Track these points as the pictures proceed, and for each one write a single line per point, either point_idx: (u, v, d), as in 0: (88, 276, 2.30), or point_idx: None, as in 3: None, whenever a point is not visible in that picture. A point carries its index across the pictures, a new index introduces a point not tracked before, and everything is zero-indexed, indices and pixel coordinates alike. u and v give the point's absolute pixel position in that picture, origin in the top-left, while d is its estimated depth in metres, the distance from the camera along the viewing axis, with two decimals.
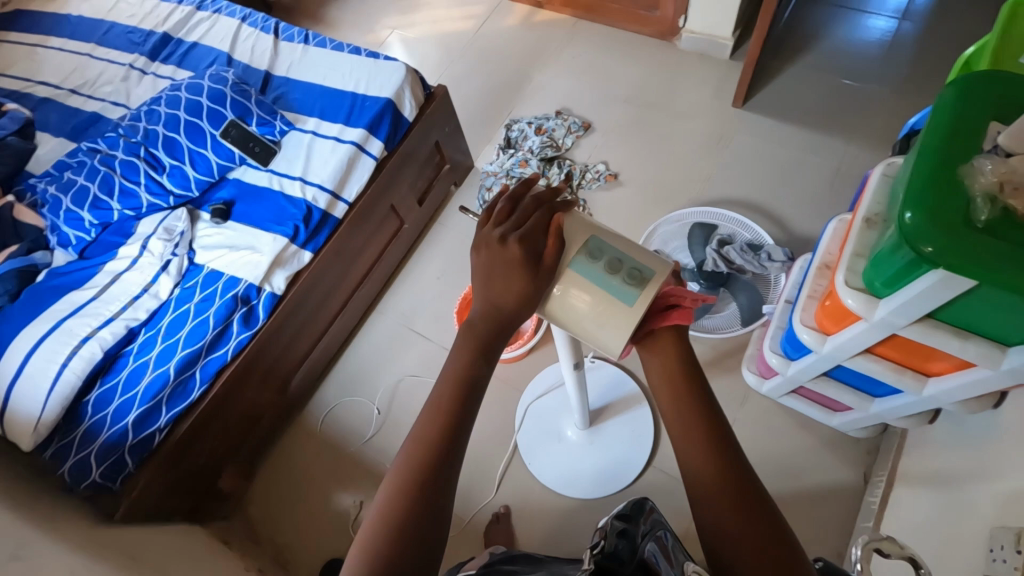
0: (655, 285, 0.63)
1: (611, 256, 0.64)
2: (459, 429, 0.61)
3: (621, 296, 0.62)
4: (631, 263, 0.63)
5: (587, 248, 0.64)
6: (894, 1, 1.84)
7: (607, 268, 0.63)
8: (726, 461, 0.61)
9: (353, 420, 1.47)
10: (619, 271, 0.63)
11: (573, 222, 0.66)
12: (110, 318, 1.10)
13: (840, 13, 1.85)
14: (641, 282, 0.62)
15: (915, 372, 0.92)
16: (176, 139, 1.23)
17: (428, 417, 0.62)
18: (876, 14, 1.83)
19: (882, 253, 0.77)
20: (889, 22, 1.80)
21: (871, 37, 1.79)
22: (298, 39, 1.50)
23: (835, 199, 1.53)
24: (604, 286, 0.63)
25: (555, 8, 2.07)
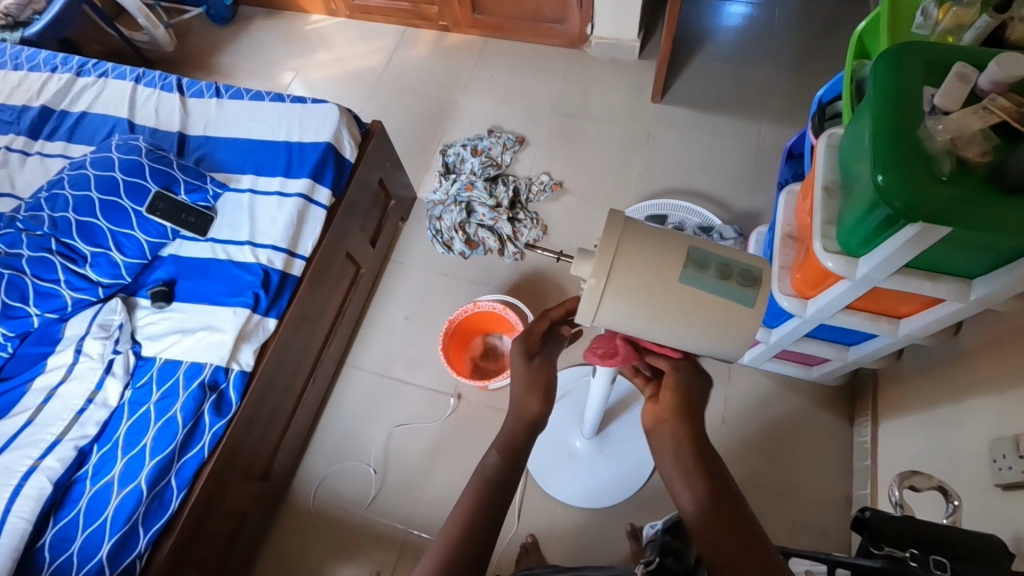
0: (764, 279, 0.64)
1: (717, 262, 0.63)
2: (497, 507, 0.67)
3: (742, 299, 0.62)
4: (739, 264, 0.63)
5: (692, 260, 0.63)
6: None
7: (719, 275, 0.63)
8: (707, 457, 0.67)
9: (348, 487, 1.36)
10: (731, 276, 0.63)
11: (668, 242, 0.63)
12: (54, 442, 0.94)
13: (725, 7, 2.01)
14: (755, 281, 0.63)
15: (887, 316, 1.01)
16: (93, 223, 1.08)
17: (468, 495, 0.67)
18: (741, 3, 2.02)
19: (856, 216, 0.83)
20: (746, 8, 2.01)
21: (756, 24, 1.96)
22: (208, 93, 1.38)
23: (761, 175, 1.65)
24: (726, 296, 0.62)
25: (462, 31, 2.07)
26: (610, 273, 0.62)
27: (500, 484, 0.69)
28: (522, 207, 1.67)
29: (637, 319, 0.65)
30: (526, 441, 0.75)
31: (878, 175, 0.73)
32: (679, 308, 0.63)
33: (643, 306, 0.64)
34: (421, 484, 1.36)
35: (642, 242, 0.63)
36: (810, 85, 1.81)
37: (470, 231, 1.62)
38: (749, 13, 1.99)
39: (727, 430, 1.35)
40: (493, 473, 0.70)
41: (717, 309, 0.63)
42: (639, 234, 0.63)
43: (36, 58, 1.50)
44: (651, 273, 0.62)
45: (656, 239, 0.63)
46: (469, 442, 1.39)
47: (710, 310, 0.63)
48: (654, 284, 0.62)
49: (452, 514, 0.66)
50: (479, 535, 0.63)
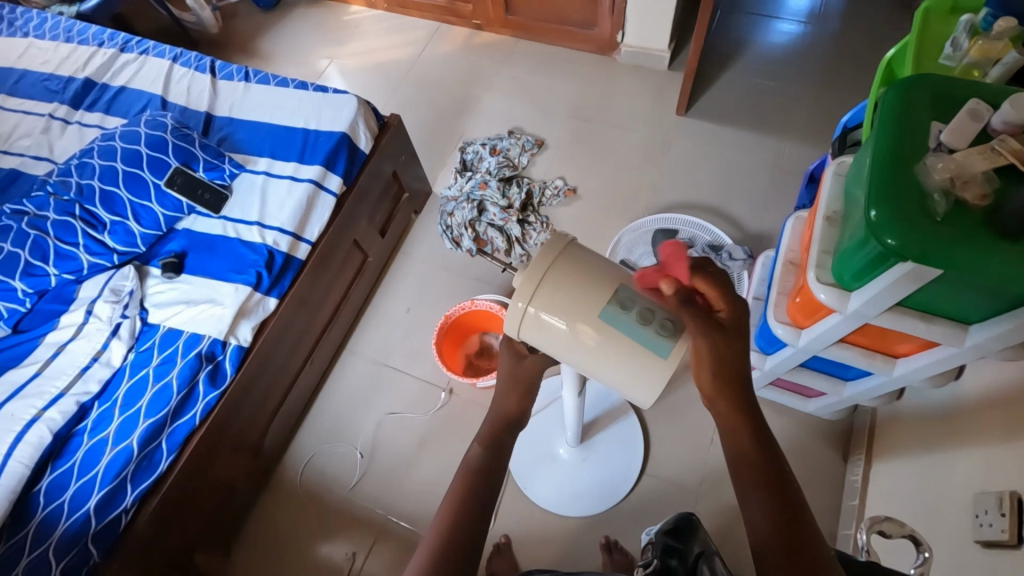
0: (688, 336, 0.60)
1: (642, 306, 0.60)
2: (483, 500, 0.68)
3: (654, 349, 0.59)
4: (663, 312, 0.60)
5: (616, 297, 0.61)
6: (799, 7, 1.99)
7: (639, 318, 0.60)
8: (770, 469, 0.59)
9: (334, 468, 1.40)
10: (650, 323, 0.59)
11: (599, 275, 0.62)
12: (57, 395, 1.00)
13: (765, 23, 1.97)
14: (675, 332, 0.59)
15: (883, 355, 0.98)
16: (115, 193, 1.14)
17: (453, 490, 0.68)
18: (787, 20, 1.97)
19: (850, 248, 0.81)
20: (795, 26, 1.95)
21: (792, 42, 1.91)
22: (238, 77, 1.44)
23: (781, 197, 1.61)
24: (640, 342, 0.59)
25: (494, 30, 2.09)
26: (533, 291, 0.62)
27: (486, 474, 0.70)
28: (533, 210, 1.68)
29: (558, 345, 0.64)
30: (501, 433, 0.75)
31: (871, 209, 0.71)
32: (595, 343, 0.61)
33: (563, 333, 0.62)
34: (404, 475, 1.38)
35: (572, 270, 0.62)
36: (841, 107, 1.75)
37: (479, 230, 1.64)
38: (791, 30, 1.94)
39: (714, 454, 1.34)
40: (476, 462, 0.71)
41: (639, 353, 0.60)
42: (575, 261, 0.62)
43: (85, 32, 1.59)
44: (572, 302, 0.61)
45: (590, 271, 0.62)
46: (454, 437, 1.41)
47: (626, 354, 0.60)
48: (573, 314, 0.61)
49: (442, 508, 0.67)
50: (469, 524, 0.65)
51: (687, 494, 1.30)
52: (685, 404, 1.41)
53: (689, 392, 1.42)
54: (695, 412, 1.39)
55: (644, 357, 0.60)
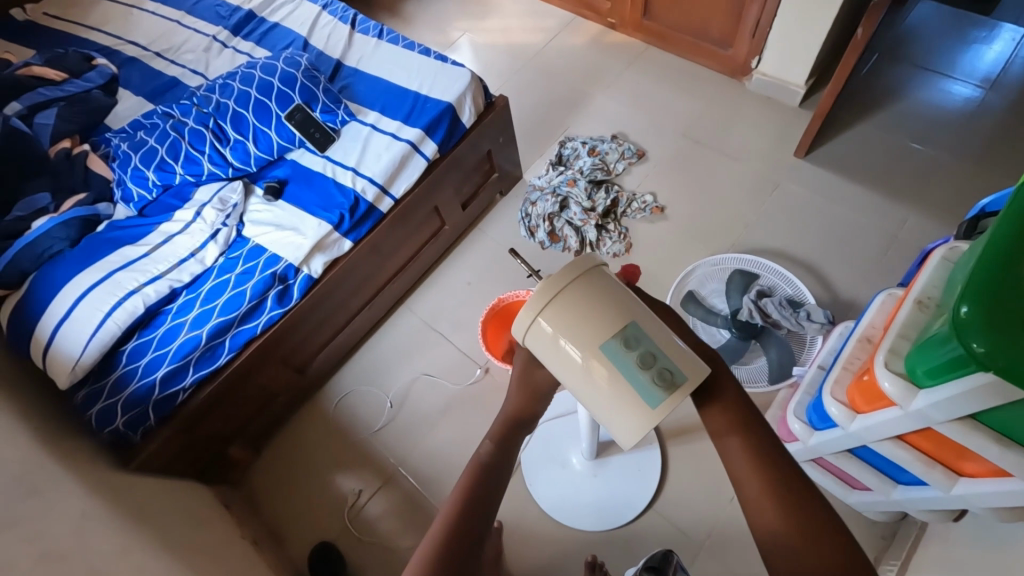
0: (683, 391, 0.58)
1: (646, 349, 0.58)
2: (488, 494, 0.68)
3: (645, 396, 0.57)
4: (665, 361, 0.58)
5: (623, 333, 0.59)
6: (982, 70, 1.75)
7: (638, 361, 0.57)
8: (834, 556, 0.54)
9: (364, 409, 1.50)
10: (649, 368, 0.57)
11: (613, 305, 0.60)
12: (156, 276, 1.15)
13: (930, 78, 1.76)
14: (670, 385, 0.57)
15: (945, 467, 0.87)
16: (243, 115, 1.28)
17: (459, 483, 0.69)
18: (963, 81, 1.74)
19: (931, 342, 0.73)
20: (973, 90, 1.72)
21: (955, 104, 1.70)
22: (372, 33, 1.54)
23: (887, 269, 1.46)
24: (633, 385, 0.57)
25: (627, 32, 2.06)
26: (547, 303, 0.61)
27: (494, 472, 0.70)
28: (615, 218, 1.66)
29: (557, 361, 0.62)
30: (508, 433, 0.76)
31: (962, 306, 0.64)
32: (591, 371, 0.59)
33: (565, 352, 0.61)
34: (423, 434, 1.45)
35: (590, 293, 0.61)
36: (991, 187, 1.54)
37: (556, 225, 1.65)
38: (959, 92, 1.72)
39: (729, 512, 1.27)
40: (485, 458, 0.72)
41: (628, 395, 0.58)
42: (598, 283, 0.61)
43: None
44: (579, 324, 0.60)
45: (608, 299, 0.61)
46: (477, 414, 1.45)
47: (617, 392, 0.58)
48: (575, 335, 0.59)
49: (447, 501, 0.67)
50: (473, 517, 0.65)
51: (689, 542, 1.25)
52: (713, 453, 1.35)
53: None
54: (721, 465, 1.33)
55: (634, 400, 0.58)
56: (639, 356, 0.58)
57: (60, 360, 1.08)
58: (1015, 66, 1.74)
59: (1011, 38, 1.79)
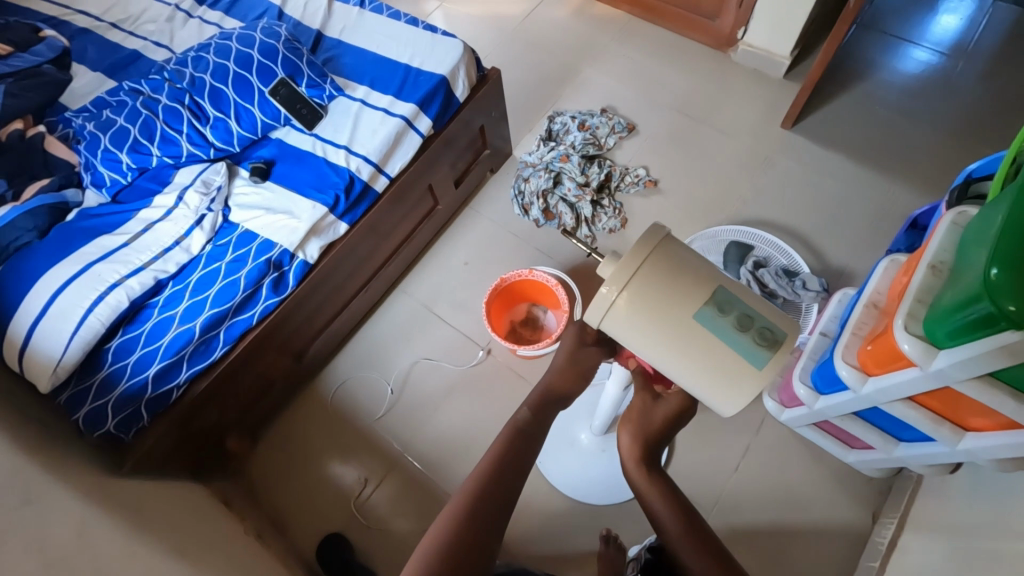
0: (785, 347, 0.58)
1: (740, 311, 0.58)
2: (518, 461, 0.74)
3: (751, 358, 0.57)
4: (762, 320, 0.58)
5: (714, 298, 0.58)
6: (939, 35, 1.82)
7: (736, 324, 0.57)
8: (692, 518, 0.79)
9: (364, 397, 1.46)
10: (749, 329, 0.57)
11: (696, 275, 0.58)
12: (139, 267, 1.07)
13: (893, 44, 1.82)
14: (773, 343, 0.57)
15: (952, 424, 0.92)
16: (223, 90, 1.19)
17: (497, 443, 0.75)
18: (921, 46, 1.80)
19: (954, 304, 0.75)
20: (931, 55, 1.78)
21: (910, 67, 1.77)
22: (354, 2, 1.45)
23: (873, 237, 1.51)
24: (736, 350, 0.57)
25: (610, 2, 2.02)
26: (629, 280, 0.57)
27: (530, 441, 0.76)
28: (609, 194, 1.64)
29: (643, 340, 0.60)
30: (546, 405, 0.80)
31: (992, 268, 0.66)
32: (678, 343, 0.59)
33: (651, 329, 0.59)
34: (428, 418, 1.42)
35: (669, 265, 0.58)
36: (966, 155, 1.60)
37: (550, 202, 1.63)
38: (924, 59, 1.78)
39: (735, 478, 1.31)
40: (522, 426, 0.77)
41: (734, 360, 0.57)
42: (673, 253, 0.59)
43: None
44: (668, 299, 0.57)
45: (685, 268, 0.58)
46: (481, 396, 1.43)
47: (717, 360, 0.58)
48: (665, 309, 0.57)
49: (483, 459, 0.74)
50: (504, 485, 0.71)
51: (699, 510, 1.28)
52: (716, 422, 1.37)
53: (724, 412, 1.38)
54: (726, 433, 1.35)
55: (737, 363, 0.58)
56: (734, 318, 0.58)
57: (38, 362, 0.99)
58: (983, 36, 1.80)
59: (971, 7, 1.85)
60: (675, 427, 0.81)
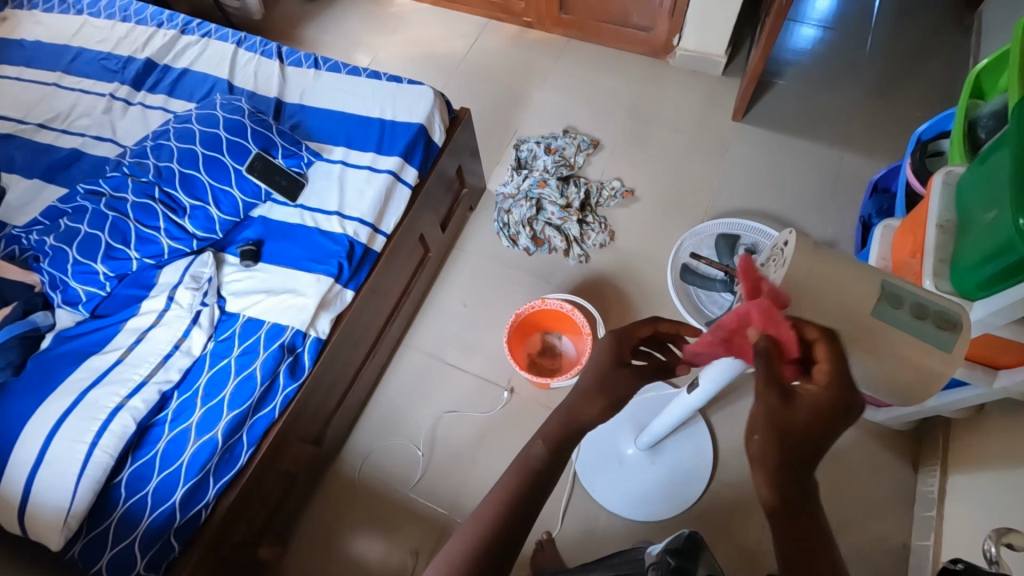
0: (963, 327, 0.62)
1: (912, 300, 0.63)
2: (530, 503, 0.63)
3: (940, 342, 0.61)
4: (935, 306, 0.62)
5: (886, 294, 0.63)
6: (816, 12, 2.01)
7: (914, 313, 0.62)
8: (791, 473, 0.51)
9: (395, 466, 1.37)
10: (927, 316, 0.62)
11: (861, 275, 0.63)
12: (140, 383, 0.97)
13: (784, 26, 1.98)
14: (953, 325, 0.62)
15: (984, 366, 0.98)
16: (196, 177, 1.11)
17: (505, 482, 0.65)
18: (806, 23, 1.99)
19: (981, 258, 0.81)
20: (814, 30, 1.97)
21: (801, 44, 1.94)
22: (307, 63, 1.41)
23: (841, 206, 1.62)
24: (924, 338, 0.61)
25: (543, 28, 2.07)
26: (793, 306, 0.62)
27: (541, 473, 0.65)
28: (591, 210, 1.67)
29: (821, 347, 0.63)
30: (567, 437, 0.67)
31: (1019, 220, 0.72)
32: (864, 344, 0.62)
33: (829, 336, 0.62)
34: (466, 473, 1.35)
35: (834, 272, 0.62)
36: (896, 117, 1.75)
37: (537, 228, 1.63)
38: (814, 36, 1.96)
39: None
40: (534, 464, 0.65)
41: (924, 350, 0.61)
42: (831, 260, 0.63)
43: (143, 13, 1.57)
44: (842, 304, 0.62)
45: (848, 272, 0.63)
46: (517, 437, 1.38)
47: (907, 353, 0.61)
48: (844, 314, 0.62)
49: (489, 498, 0.64)
50: (506, 531, 0.61)
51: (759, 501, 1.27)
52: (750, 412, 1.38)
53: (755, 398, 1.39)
54: None
55: (927, 352, 0.61)
56: (907, 309, 0.62)
57: (44, 516, 0.87)
58: (880, 11, 1.99)
59: None
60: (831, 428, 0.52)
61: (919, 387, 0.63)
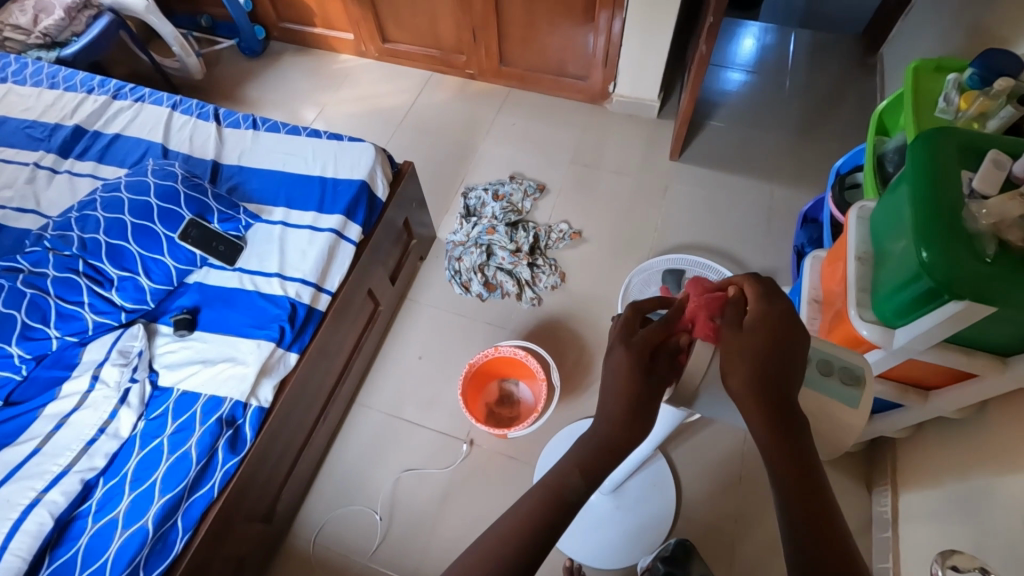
0: (868, 381, 0.65)
1: (821, 359, 0.65)
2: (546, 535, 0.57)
3: (846, 397, 0.63)
4: (840, 361, 0.65)
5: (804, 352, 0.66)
6: (740, 58, 2.16)
7: (819, 370, 0.65)
8: (778, 424, 0.55)
9: (352, 534, 1.30)
10: (832, 373, 0.64)
11: None
12: (60, 474, 0.90)
13: (713, 71, 2.12)
14: (858, 380, 0.64)
15: (915, 388, 1.02)
16: (124, 247, 1.07)
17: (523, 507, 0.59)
18: (733, 68, 2.13)
19: (898, 285, 0.85)
20: (741, 75, 2.11)
21: (731, 87, 2.07)
22: (244, 124, 1.40)
23: (775, 237, 1.70)
24: (832, 395, 0.63)
25: (486, 79, 2.14)
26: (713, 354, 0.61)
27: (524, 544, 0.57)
28: (541, 253, 1.69)
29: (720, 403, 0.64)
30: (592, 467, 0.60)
31: (922, 252, 0.75)
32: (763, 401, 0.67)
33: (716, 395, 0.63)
34: (427, 535, 1.30)
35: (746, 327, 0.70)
36: (819, 151, 1.88)
37: (489, 274, 1.64)
38: (741, 79, 2.09)
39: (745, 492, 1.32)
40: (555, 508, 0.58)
41: (831, 406, 0.63)
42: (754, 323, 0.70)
43: (72, 78, 1.54)
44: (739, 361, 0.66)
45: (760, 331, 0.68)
46: (478, 492, 1.34)
47: (818, 410, 0.63)
48: None
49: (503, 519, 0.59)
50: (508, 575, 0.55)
51: (724, 536, 1.26)
52: (709, 446, 1.37)
53: (714, 430, 1.39)
54: (724, 450, 1.37)
55: (835, 407, 0.63)
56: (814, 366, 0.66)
57: None
58: (795, 55, 2.16)
59: (756, 34, 2.23)
60: (783, 343, 0.58)
61: (836, 438, 0.64)
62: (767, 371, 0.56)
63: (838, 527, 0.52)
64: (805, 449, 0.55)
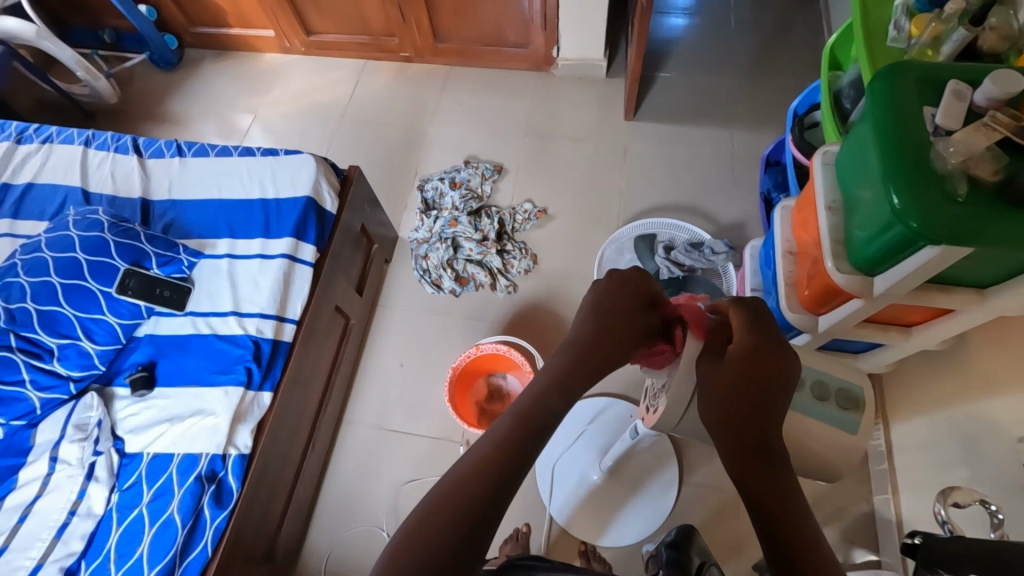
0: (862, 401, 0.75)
1: (824, 387, 0.75)
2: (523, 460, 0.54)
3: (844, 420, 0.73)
4: (839, 386, 0.76)
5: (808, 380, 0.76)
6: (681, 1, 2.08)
7: (820, 397, 0.74)
8: (751, 452, 0.56)
9: (361, 556, 1.28)
10: (830, 399, 0.75)
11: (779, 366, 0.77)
12: (36, 567, 0.85)
13: (655, 19, 2.04)
14: (853, 404, 0.75)
15: (897, 326, 1.02)
16: (56, 311, 0.98)
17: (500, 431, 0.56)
18: (675, 13, 2.05)
19: (873, 234, 0.83)
20: (684, 19, 2.03)
21: (676, 33, 2.00)
22: (169, 152, 1.29)
23: (741, 185, 1.67)
24: (832, 419, 0.73)
25: (424, 59, 2.02)
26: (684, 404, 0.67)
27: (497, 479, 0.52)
28: (508, 238, 1.64)
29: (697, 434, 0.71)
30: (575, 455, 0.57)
31: (894, 200, 0.72)
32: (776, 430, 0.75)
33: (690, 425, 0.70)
34: None
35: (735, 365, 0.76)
36: (773, 89, 1.84)
37: (458, 268, 1.58)
38: (685, 24, 2.02)
39: None
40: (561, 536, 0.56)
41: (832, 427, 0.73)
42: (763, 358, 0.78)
43: None
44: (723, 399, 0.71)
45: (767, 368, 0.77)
46: None
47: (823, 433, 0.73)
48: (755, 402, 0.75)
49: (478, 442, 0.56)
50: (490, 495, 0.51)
51: (729, 493, 1.28)
52: None
53: None
54: None
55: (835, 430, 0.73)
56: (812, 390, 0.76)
57: None
58: None
59: None
60: (760, 374, 0.59)
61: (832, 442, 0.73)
62: (739, 397, 0.58)
63: (816, 545, 0.51)
64: (779, 474, 0.56)
